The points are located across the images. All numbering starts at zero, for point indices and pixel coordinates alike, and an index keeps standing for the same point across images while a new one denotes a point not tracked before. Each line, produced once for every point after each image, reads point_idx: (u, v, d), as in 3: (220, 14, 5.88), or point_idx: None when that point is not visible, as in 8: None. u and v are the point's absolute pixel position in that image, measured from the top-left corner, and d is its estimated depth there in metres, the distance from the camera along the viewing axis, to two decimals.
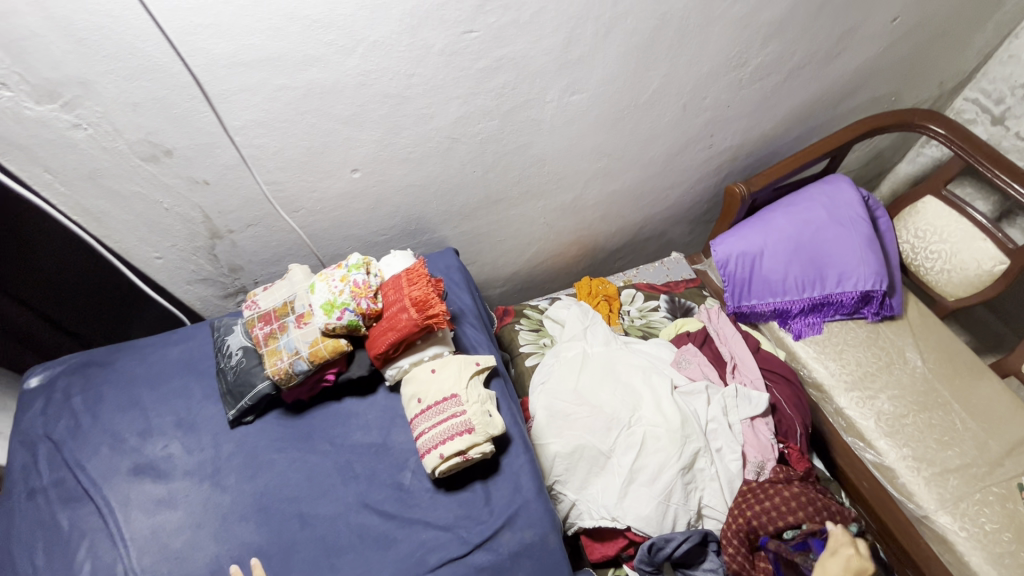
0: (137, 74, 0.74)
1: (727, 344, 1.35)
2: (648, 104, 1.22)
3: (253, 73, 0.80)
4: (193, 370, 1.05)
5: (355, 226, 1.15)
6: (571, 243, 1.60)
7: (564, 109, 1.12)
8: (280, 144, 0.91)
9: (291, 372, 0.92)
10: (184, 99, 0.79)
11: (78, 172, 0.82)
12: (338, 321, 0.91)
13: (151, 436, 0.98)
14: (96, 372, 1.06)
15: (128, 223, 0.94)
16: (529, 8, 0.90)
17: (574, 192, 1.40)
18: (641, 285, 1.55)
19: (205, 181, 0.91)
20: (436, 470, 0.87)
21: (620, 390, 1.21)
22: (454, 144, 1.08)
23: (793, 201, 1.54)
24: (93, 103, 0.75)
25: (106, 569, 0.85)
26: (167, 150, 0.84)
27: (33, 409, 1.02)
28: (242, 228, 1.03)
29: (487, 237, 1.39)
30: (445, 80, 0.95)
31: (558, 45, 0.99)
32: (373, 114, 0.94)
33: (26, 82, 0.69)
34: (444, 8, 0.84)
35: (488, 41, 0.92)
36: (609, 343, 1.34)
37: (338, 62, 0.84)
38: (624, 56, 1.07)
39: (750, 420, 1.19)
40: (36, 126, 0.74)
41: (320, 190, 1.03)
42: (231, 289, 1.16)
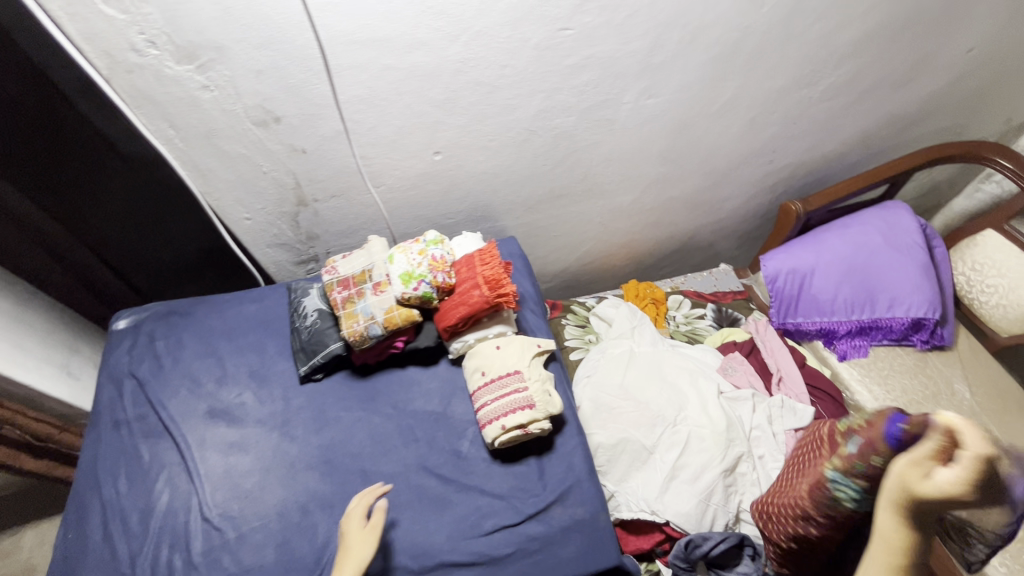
0: (266, 44, 0.80)
1: (773, 356, 1.36)
2: (719, 113, 1.25)
3: (366, 52, 0.85)
4: (267, 327, 1.12)
5: (426, 207, 1.21)
6: (622, 245, 1.63)
7: (639, 111, 1.16)
8: (375, 121, 0.97)
9: (365, 335, 0.97)
10: (302, 71, 0.85)
11: (197, 131, 0.89)
12: (414, 291, 0.96)
13: (227, 384, 1.04)
14: (177, 320, 1.13)
15: (229, 183, 1.00)
16: (623, 11, 0.94)
17: (633, 195, 1.43)
18: (689, 292, 1.57)
19: (303, 149, 0.98)
20: (496, 440, 0.91)
21: (667, 390, 1.24)
22: (531, 136, 1.13)
23: (848, 223, 1.54)
24: (224, 67, 0.81)
25: (182, 500, 0.92)
26: (276, 117, 0.91)
27: (121, 349, 1.09)
28: (326, 198, 1.10)
29: (544, 231, 1.43)
30: (534, 73, 0.99)
31: (643, 49, 1.02)
32: (463, 100, 1.00)
33: (172, 43, 0.76)
34: (546, 4, 0.88)
35: (580, 40, 0.96)
36: (656, 344, 1.37)
37: (442, 48, 0.89)
38: (703, 63, 1.10)
39: (794, 431, 1.21)
40: (172, 84, 0.81)
41: (402, 169, 1.09)
42: (305, 257, 1.23)
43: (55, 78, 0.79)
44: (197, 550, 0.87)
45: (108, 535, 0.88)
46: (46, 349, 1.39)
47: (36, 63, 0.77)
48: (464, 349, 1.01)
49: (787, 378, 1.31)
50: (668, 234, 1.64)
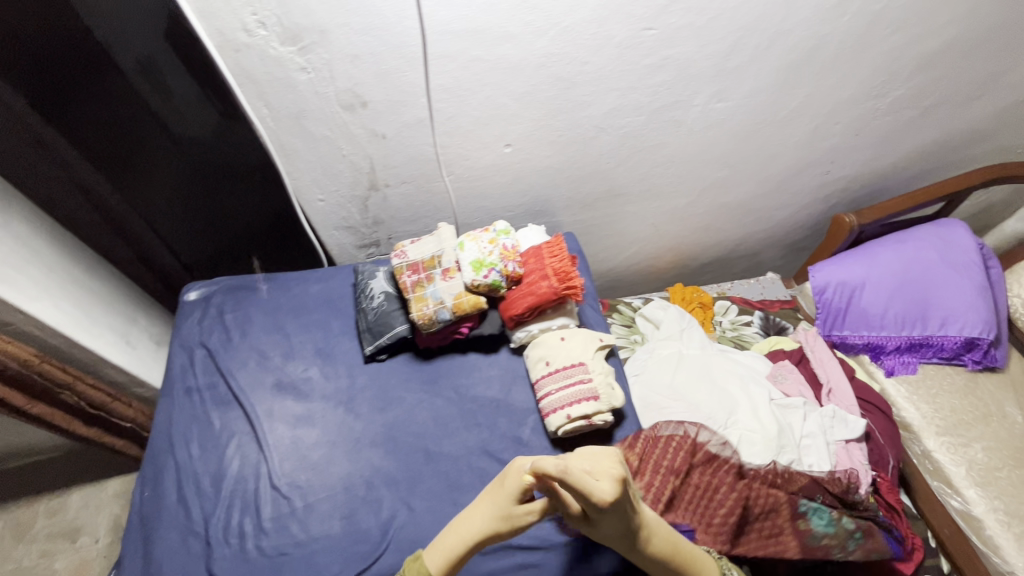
0: (366, 29, 0.83)
1: (823, 367, 1.35)
2: (784, 121, 1.25)
3: (457, 42, 0.88)
4: (332, 306, 1.15)
5: (490, 199, 1.23)
6: (670, 248, 1.63)
7: (708, 114, 1.17)
8: (455, 111, 0.99)
9: (434, 319, 1.00)
10: (395, 58, 0.87)
11: (289, 111, 0.92)
12: (484, 278, 0.98)
13: (293, 359, 1.07)
14: (245, 295, 1.17)
15: (308, 165, 1.03)
16: (707, 14, 0.95)
17: (689, 199, 1.43)
18: (736, 298, 1.57)
19: (384, 135, 1.00)
20: (559, 429, 0.93)
21: (717, 393, 1.24)
22: (599, 134, 1.14)
23: (903, 238, 1.53)
24: (324, 50, 0.84)
25: (251, 467, 0.95)
26: (364, 102, 0.94)
27: (192, 319, 1.13)
28: (397, 184, 1.12)
29: (598, 229, 1.44)
30: (612, 71, 1.01)
31: (721, 52, 1.03)
32: (541, 94, 1.01)
33: (280, 25, 0.79)
34: (634, 3, 0.90)
35: (661, 40, 0.97)
36: (705, 346, 1.37)
37: (529, 42, 0.91)
38: (776, 70, 1.11)
39: (844, 442, 1.20)
40: (273, 65, 0.84)
41: (472, 159, 1.11)
42: (367, 241, 1.26)
43: (114, 52, 0.82)
44: (267, 517, 0.89)
45: (182, 496, 0.91)
46: (109, 317, 1.43)
47: (95, 39, 0.80)
48: (527, 338, 1.03)
49: (836, 391, 1.30)
50: (716, 240, 1.64)
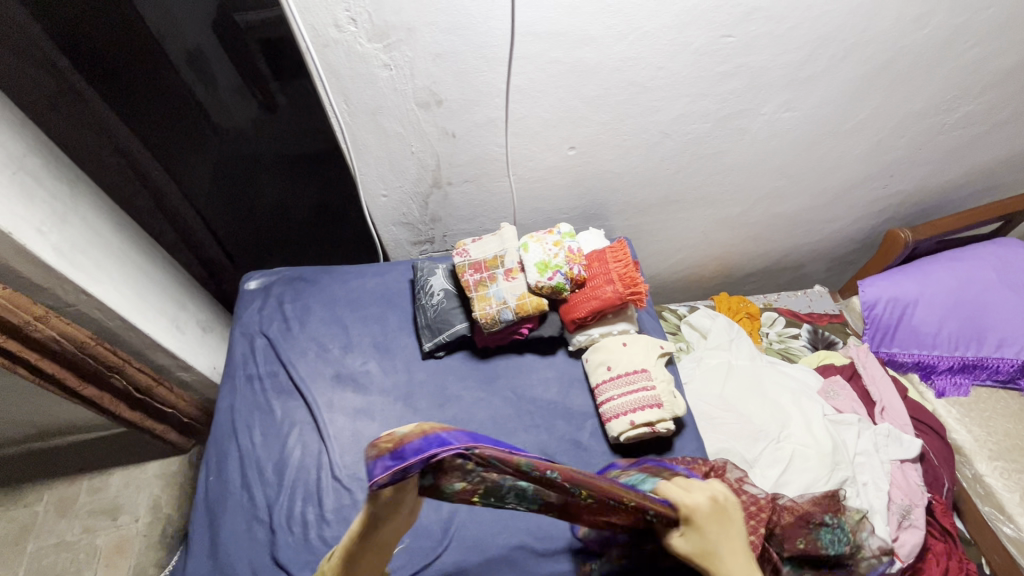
0: (452, 28, 0.83)
1: (875, 384, 1.32)
2: (849, 132, 1.23)
3: (538, 43, 0.88)
4: (389, 301, 1.16)
5: (547, 200, 1.23)
6: (717, 257, 1.62)
7: (775, 123, 1.15)
8: (527, 112, 0.99)
9: (496, 318, 1.00)
10: (475, 58, 0.88)
11: (366, 107, 0.93)
12: (548, 281, 0.98)
13: (352, 351, 1.09)
14: (303, 286, 1.18)
15: (377, 160, 1.04)
16: (788, 23, 0.94)
17: (742, 208, 1.41)
18: (783, 310, 1.55)
19: (453, 133, 1.01)
20: (622, 435, 0.92)
21: (769, 405, 1.23)
22: (663, 140, 1.13)
23: (958, 257, 1.50)
24: (408, 47, 0.84)
25: (312, 457, 0.96)
26: (439, 100, 0.94)
27: (253, 307, 1.15)
28: (459, 183, 1.13)
29: (648, 234, 1.44)
30: (685, 77, 1.00)
31: (796, 61, 1.02)
32: (612, 99, 1.01)
33: (370, 22, 0.80)
34: (717, 10, 0.89)
35: (738, 48, 0.96)
36: (755, 357, 1.35)
37: (608, 46, 0.91)
38: (848, 81, 1.09)
39: (899, 461, 1.17)
40: (358, 61, 0.85)
41: (536, 161, 1.11)
42: (422, 237, 1.27)
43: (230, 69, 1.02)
44: (330, 506, 0.91)
45: (246, 483, 0.93)
46: (163, 301, 1.43)
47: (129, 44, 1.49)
48: (588, 341, 1.03)
49: (890, 409, 1.27)
50: (764, 250, 1.62)
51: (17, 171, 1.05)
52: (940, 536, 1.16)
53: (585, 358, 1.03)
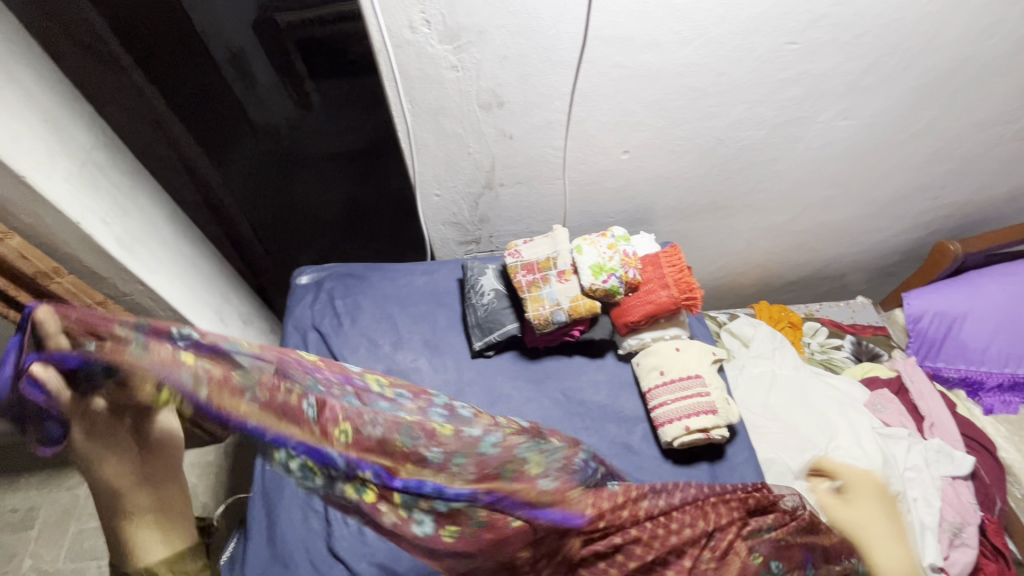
0: (522, 32, 0.84)
1: (924, 399, 1.30)
2: (903, 142, 1.21)
3: (603, 48, 0.88)
4: (438, 300, 1.17)
5: (595, 204, 1.23)
6: (758, 265, 1.60)
7: (831, 131, 1.14)
8: (585, 115, 1.00)
9: (549, 320, 1.01)
10: (541, 61, 0.89)
11: (429, 107, 0.94)
12: (602, 283, 0.98)
13: (402, 348, 1.10)
14: (353, 283, 1.20)
15: (434, 160, 1.05)
16: (855, 31, 0.93)
17: (788, 216, 1.40)
18: (825, 321, 1.53)
19: (511, 135, 1.02)
20: (676, 441, 0.92)
21: (815, 416, 1.21)
22: (717, 146, 1.13)
23: (1010, 271, 1.47)
24: (478, 49, 0.86)
25: None
26: (501, 102, 0.95)
27: (305, 302, 1.17)
28: (510, 185, 1.14)
29: (691, 240, 1.43)
30: (745, 84, 1.00)
31: (859, 69, 1.00)
32: (670, 103, 1.01)
33: (443, 24, 0.81)
34: (785, 17, 0.88)
35: (802, 55, 0.96)
36: (799, 367, 1.33)
37: (672, 51, 0.91)
38: (909, 90, 1.07)
39: (950, 478, 1.16)
40: (427, 62, 0.87)
41: (589, 164, 1.11)
42: (469, 237, 1.28)
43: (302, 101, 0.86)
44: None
45: None
46: (209, 292, 1.44)
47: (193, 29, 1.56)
48: (641, 345, 1.04)
49: (939, 425, 1.25)
50: (807, 259, 1.60)
51: (85, 163, 1.06)
52: (991, 556, 1.13)
53: (637, 363, 1.04)
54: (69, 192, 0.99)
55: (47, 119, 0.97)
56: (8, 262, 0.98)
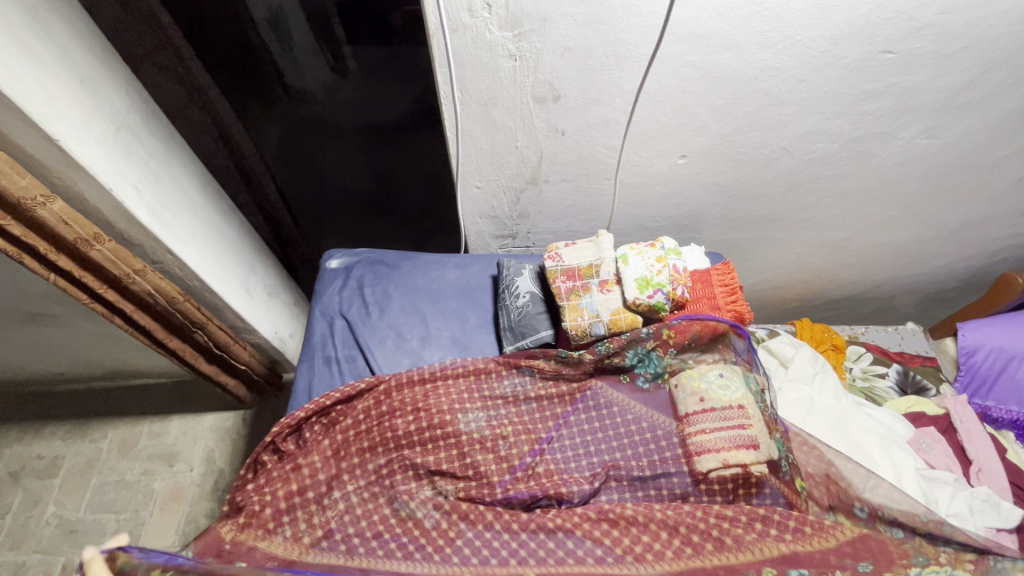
0: (590, 21, 0.77)
1: (972, 442, 1.22)
2: (989, 167, 1.09)
3: (677, 44, 0.81)
4: (469, 296, 1.14)
5: (641, 208, 1.16)
6: (805, 283, 1.50)
7: (911, 150, 1.03)
8: (645, 116, 0.93)
9: (587, 331, 0.98)
10: (606, 54, 0.81)
11: (481, 97, 0.89)
12: (648, 299, 0.94)
13: (430, 344, 1.07)
14: (384, 271, 1.17)
15: (480, 152, 1.00)
16: (959, 42, 0.83)
17: (846, 234, 1.29)
18: (871, 346, 1.45)
19: (563, 131, 0.96)
20: (711, 472, 0.86)
21: (855, 452, 1.07)
22: (782, 156, 1.04)
23: None
24: (539, 37, 0.79)
25: None
26: (558, 96, 0.89)
27: (333, 287, 1.14)
28: (556, 182, 1.08)
29: (738, 252, 1.34)
30: (827, 92, 0.90)
31: (956, 85, 0.90)
32: (740, 109, 0.93)
33: (506, 8, 0.75)
34: (885, 23, 0.79)
35: (895, 66, 0.86)
36: (840, 397, 1.21)
37: (752, 53, 0.83)
38: (1007, 111, 0.96)
39: (995, 530, 1.06)
40: (483, 48, 0.81)
41: (642, 166, 1.04)
42: (506, 231, 1.23)
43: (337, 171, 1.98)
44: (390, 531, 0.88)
45: None
46: (236, 264, 1.37)
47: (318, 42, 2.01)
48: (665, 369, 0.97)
49: (987, 471, 1.16)
50: (858, 281, 1.50)
51: (121, 128, 1.00)
52: None
53: (657, 385, 0.97)
54: (103, 158, 0.95)
55: (84, 79, 0.92)
56: (48, 226, 0.94)
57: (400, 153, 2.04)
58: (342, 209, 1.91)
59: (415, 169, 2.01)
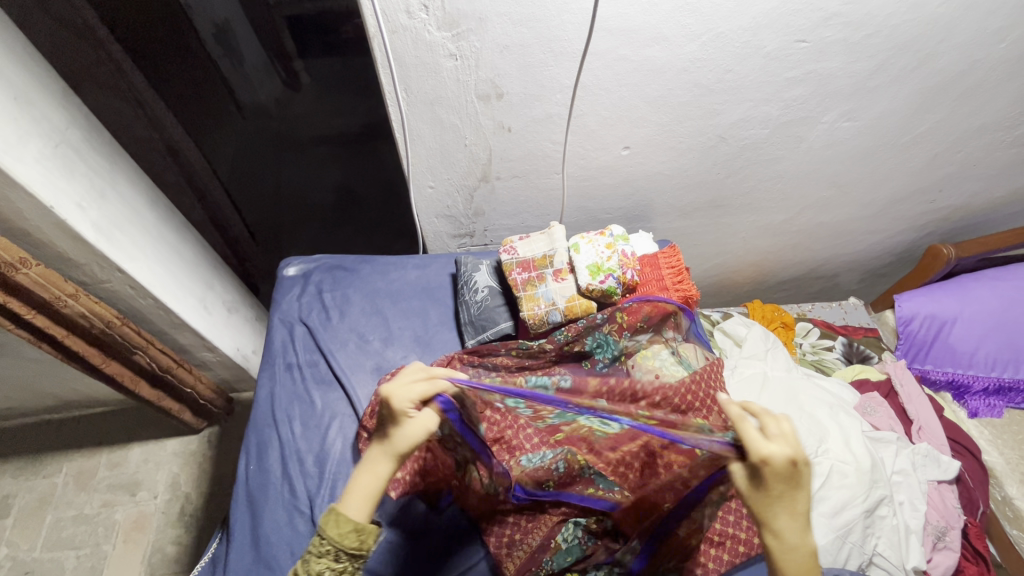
0: (524, 20, 0.80)
1: (912, 403, 1.29)
2: (906, 145, 1.18)
3: (609, 40, 0.85)
4: (430, 295, 1.15)
5: (592, 200, 1.21)
6: (755, 265, 1.58)
7: (834, 133, 1.11)
8: (586, 110, 0.97)
9: (544, 319, 1.01)
10: (542, 51, 0.85)
11: (426, 97, 0.92)
12: (599, 284, 0.98)
13: (393, 343, 1.08)
14: (343, 275, 1.17)
15: (431, 151, 1.03)
16: (865, 30, 0.90)
17: (787, 215, 1.36)
18: (818, 322, 1.53)
19: (509, 128, 1.00)
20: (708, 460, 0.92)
21: (807, 418, 1.13)
22: (719, 144, 1.11)
23: (1001, 275, 1.44)
24: (477, 37, 0.83)
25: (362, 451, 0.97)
26: (499, 93, 0.92)
27: (292, 292, 1.14)
28: (507, 178, 1.11)
29: (688, 238, 1.40)
30: (752, 81, 0.97)
31: (866, 70, 0.97)
32: (675, 99, 0.98)
33: (442, 9, 0.78)
34: (796, 14, 0.85)
35: (810, 54, 0.93)
36: (791, 370, 1.27)
37: (679, 45, 0.88)
38: (915, 93, 1.04)
39: (936, 482, 1.15)
40: (424, 49, 0.84)
41: (588, 159, 1.09)
42: (463, 229, 1.26)
43: (295, 182, 1.98)
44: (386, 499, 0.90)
45: (288, 473, 0.92)
46: (192, 279, 1.34)
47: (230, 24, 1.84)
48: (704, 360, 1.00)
49: (927, 429, 1.24)
50: (801, 261, 1.58)
51: (60, 144, 0.98)
52: (971, 559, 1.13)
53: (614, 367, 1.04)
54: (43, 176, 0.92)
55: (19, 95, 0.90)
56: None
57: (358, 159, 2.06)
58: (301, 220, 1.90)
59: (376, 175, 2.03)
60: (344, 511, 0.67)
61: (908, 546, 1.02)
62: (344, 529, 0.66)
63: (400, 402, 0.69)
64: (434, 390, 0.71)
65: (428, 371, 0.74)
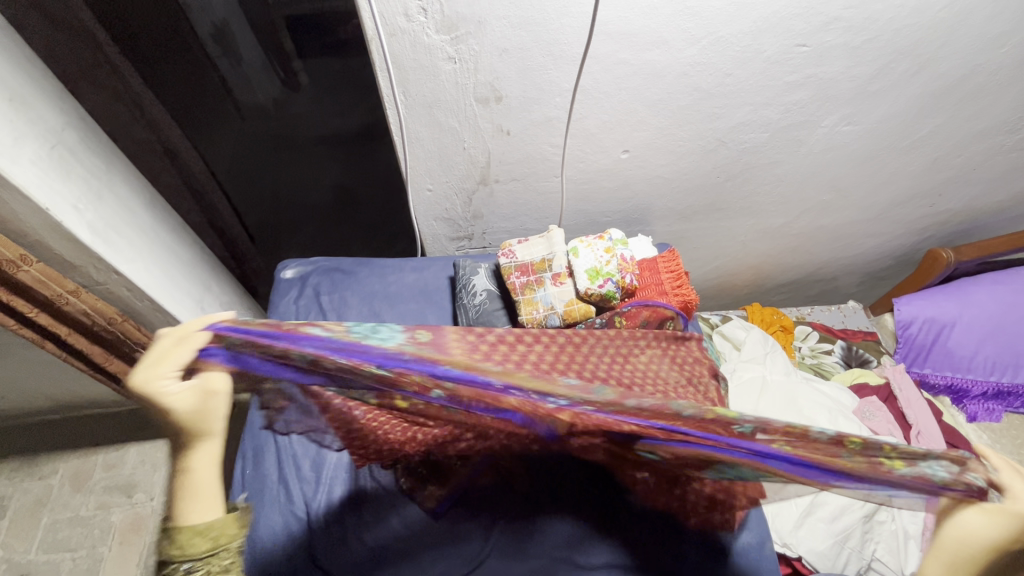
0: (523, 23, 0.80)
1: (911, 407, 1.29)
2: (906, 149, 1.17)
3: (608, 43, 0.85)
4: (428, 298, 1.15)
5: (590, 204, 1.20)
6: (754, 268, 1.57)
7: (834, 137, 1.11)
8: (585, 113, 0.97)
9: (542, 324, 1.01)
10: (542, 55, 0.85)
11: (425, 100, 0.91)
12: (598, 288, 0.98)
13: None
14: (340, 278, 1.17)
15: (429, 154, 1.02)
16: (865, 35, 0.89)
17: (785, 218, 1.36)
18: (817, 325, 1.53)
19: (508, 131, 0.99)
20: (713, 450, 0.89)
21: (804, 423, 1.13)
22: (718, 148, 1.10)
23: (1000, 279, 1.44)
24: (476, 41, 0.82)
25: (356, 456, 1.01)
26: (499, 96, 0.92)
27: (289, 296, 1.14)
28: (506, 181, 1.11)
29: (687, 241, 1.40)
30: (752, 86, 0.96)
31: (866, 75, 0.97)
32: (675, 103, 0.98)
33: (441, 13, 0.77)
34: (796, 18, 0.85)
35: (810, 59, 0.92)
36: (790, 374, 1.26)
37: (679, 50, 0.87)
38: (916, 97, 1.04)
39: None
40: (422, 52, 0.83)
41: (587, 162, 1.08)
42: (462, 232, 1.25)
43: (293, 182, 1.98)
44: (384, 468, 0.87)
45: (284, 476, 0.95)
46: (189, 281, 1.33)
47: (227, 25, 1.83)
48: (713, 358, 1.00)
49: (925, 433, 1.23)
50: (801, 264, 1.58)
51: (56, 145, 0.97)
52: None
53: None
54: (38, 177, 0.92)
55: (13, 96, 0.89)
56: None
57: (356, 159, 2.06)
58: (300, 220, 1.89)
59: (375, 175, 2.02)
60: (184, 519, 0.59)
61: (910, 553, 0.99)
62: (191, 536, 0.58)
63: (164, 398, 0.58)
64: (195, 350, 0.60)
65: (179, 338, 0.61)
